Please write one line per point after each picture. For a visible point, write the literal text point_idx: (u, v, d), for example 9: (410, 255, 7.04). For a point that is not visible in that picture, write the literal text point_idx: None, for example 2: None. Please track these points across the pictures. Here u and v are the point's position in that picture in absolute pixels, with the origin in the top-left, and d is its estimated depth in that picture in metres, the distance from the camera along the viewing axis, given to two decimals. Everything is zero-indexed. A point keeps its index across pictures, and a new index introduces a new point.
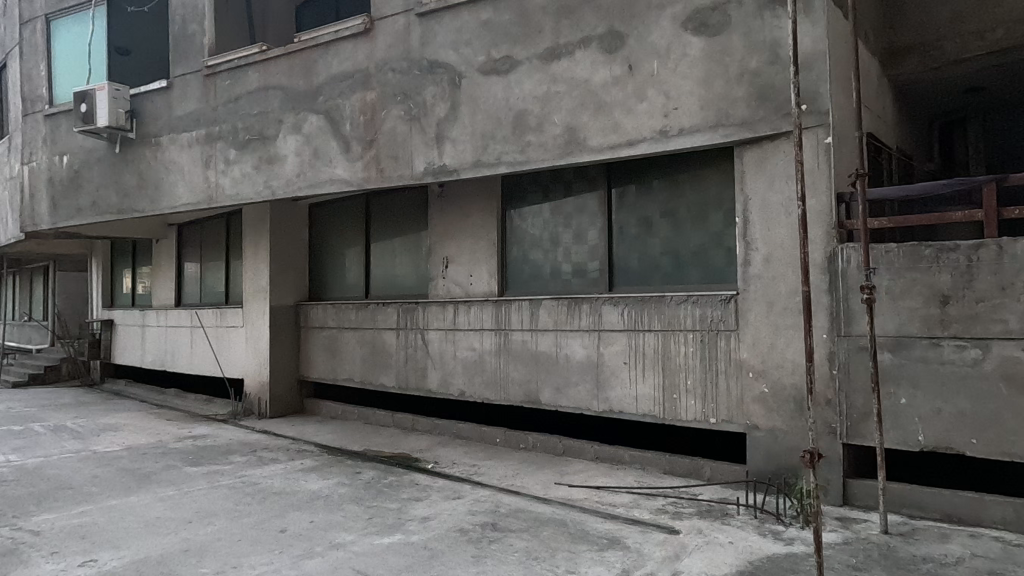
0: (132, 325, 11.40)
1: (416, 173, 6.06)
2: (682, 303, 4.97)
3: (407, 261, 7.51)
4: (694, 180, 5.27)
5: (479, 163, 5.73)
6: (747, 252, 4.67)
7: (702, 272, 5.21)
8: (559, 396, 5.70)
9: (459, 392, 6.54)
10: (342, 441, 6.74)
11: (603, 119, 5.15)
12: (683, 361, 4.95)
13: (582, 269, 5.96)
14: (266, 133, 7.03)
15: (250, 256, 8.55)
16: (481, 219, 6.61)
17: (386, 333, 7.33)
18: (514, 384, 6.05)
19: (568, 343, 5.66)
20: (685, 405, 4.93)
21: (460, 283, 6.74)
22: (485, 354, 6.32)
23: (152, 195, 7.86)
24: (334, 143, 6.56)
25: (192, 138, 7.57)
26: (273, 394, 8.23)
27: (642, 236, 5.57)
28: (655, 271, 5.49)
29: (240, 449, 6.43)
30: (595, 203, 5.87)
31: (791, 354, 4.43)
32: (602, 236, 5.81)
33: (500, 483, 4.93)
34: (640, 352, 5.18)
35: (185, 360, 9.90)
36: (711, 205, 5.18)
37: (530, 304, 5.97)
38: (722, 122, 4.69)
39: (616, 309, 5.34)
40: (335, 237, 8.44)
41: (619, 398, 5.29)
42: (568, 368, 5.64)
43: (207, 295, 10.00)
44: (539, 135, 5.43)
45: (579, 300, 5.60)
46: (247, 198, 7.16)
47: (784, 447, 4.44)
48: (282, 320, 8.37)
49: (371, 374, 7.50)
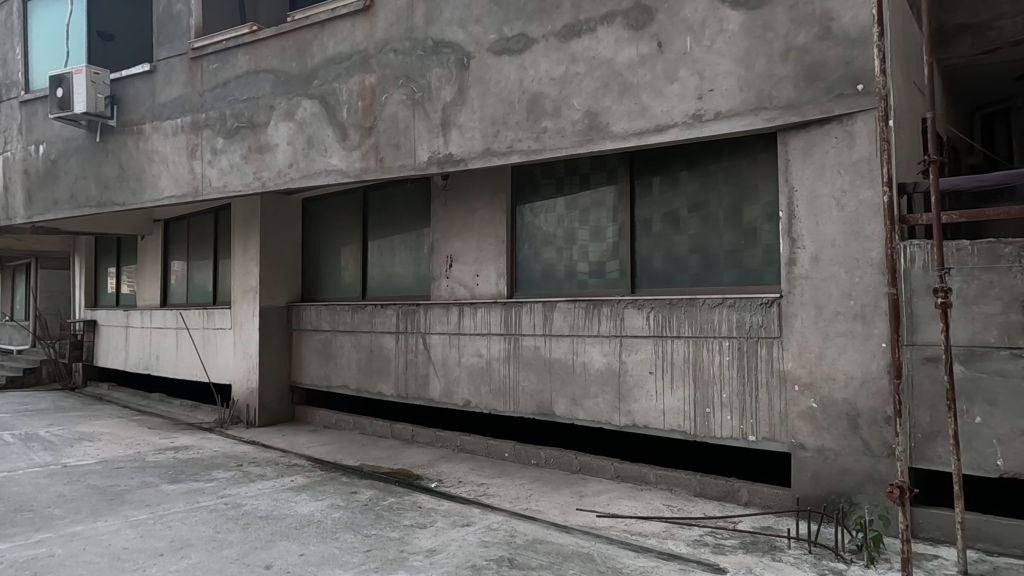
0: (115, 326, 10.83)
1: (420, 163, 5.55)
2: (716, 307, 4.47)
3: (407, 260, 7.00)
4: (728, 171, 4.78)
5: (490, 152, 5.22)
6: (792, 251, 4.18)
7: (736, 273, 4.73)
8: (575, 408, 5.19)
9: (464, 402, 6.03)
10: (336, 454, 6.21)
11: (628, 102, 4.65)
12: (718, 372, 4.45)
13: (600, 269, 5.47)
14: (256, 120, 6.50)
15: (239, 253, 8.02)
16: (489, 214, 6.10)
17: (385, 337, 6.81)
18: (525, 395, 5.54)
19: (585, 350, 5.15)
20: (720, 420, 4.43)
21: (465, 283, 6.23)
22: (493, 361, 5.80)
23: (133, 187, 7.32)
24: (330, 131, 6.04)
25: (176, 126, 7.04)
26: (262, 401, 7.69)
27: (669, 233, 5.08)
28: (682, 271, 5.01)
29: (224, 464, 5.89)
30: (616, 197, 5.38)
31: (844, 365, 3.93)
32: (623, 232, 5.32)
33: (513, 507, 4.41)
34: (667, 361, 4.68)
35: (170, 364, 9.34)
36: (747, 198, 4.69)
37: (543, 306, 5.46)
38: (764, 105, 4.20)
39: (640, 312, 4.84)
40: (331, 234, 7.94)
41: (644, 411, 4.79)
42: (586, 378, 5.13)
43: (194, 295, 9.46)
44: (556, 120, 4.93)
45: (598, 303, 5.10)
46: (236, 191, 6.63)
47: (835, 470, 3.94)
48: (273, 322, 7.84)
49: (368, 381, 6.99)
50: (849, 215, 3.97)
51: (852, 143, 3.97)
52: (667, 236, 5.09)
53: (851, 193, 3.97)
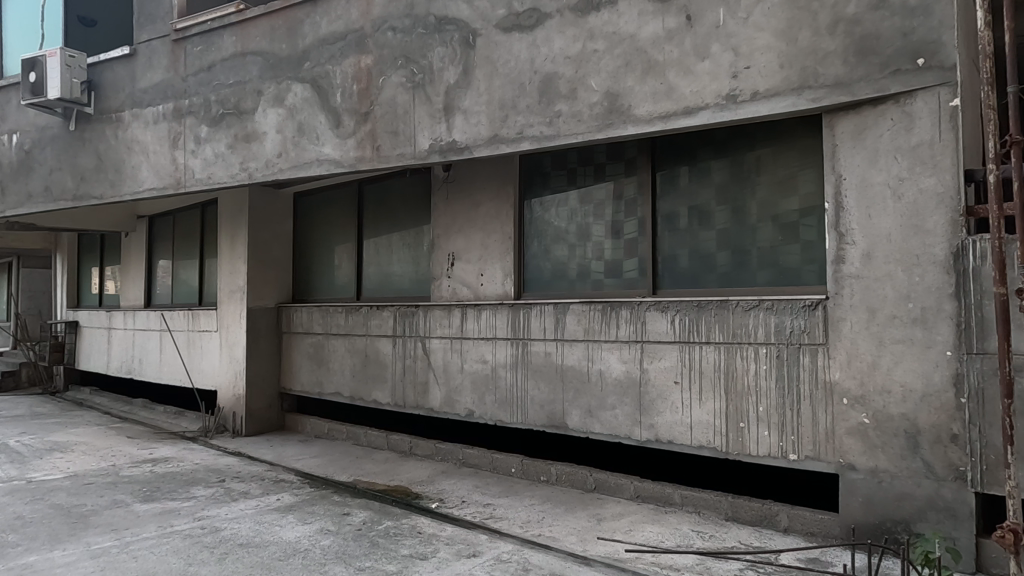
0: (97, 327, 10.32)
1: (421, 151, 5.08)
2: (752, 310, 4.01)
3: (405, 259, 6.52)
4: (763, 160, 4.34)
5: (497, 139, 4.75)
6: (840, 246, 3.73)
7: (772, 273, 4.28)
8: (591, 420, 4.72)
9: (467, 412, 5.55)
10: (328, 468, 5.73)
11: (652, 82, 4.19)
12: (753, 383, 3.99)
13: (617, 268, 5.01)
14: (243, 107, 6.03)
15: (227, 251, 7.54)
16: (494, 208, 5.64)
17: (381, 341, 6.33)
18: (534, 405, 5.07)
19: (602, 356, 4.68)
20: (756, 436, 3.97)
21: (468, 283, 5.75)
22: (498, 368, 5.33)
23: (111, 179, 6.83)
24: (322, 117, 5.57)
25: (157, 113, 6.55)
26: (250, 409, 7.19)
27: (695, 229, 4.63)
28: (710, 270, 4.56)
29: (206, 479, 5.40)
30: (635, 189, 4.92)
31: (901, 376, 3.47)
32: (643, 228, 4.86)
33: (523, 533, 3.94)
34: (696, 370, 4.22)
35: (154, 368, 8.84)
36: (785, 190, 4.24)
37: (555, 308, 4.99)
38: (809, 83, 3.74)
39: (664, 316, 4.38)
40: (324, 231, 7.47)
41: (669, 425, 4.32)
42: (603, 388, 4.66)
43: (179, 296, 8.96)
44: (572, 103, 4.47)
45: (616, 304, 4.63)
46: (221, 183, 6.15)
47: (890, 495, 3.48)
48: (261, 324, 7.36)
49: (362, 389, 6.50)
50: (908, 206, 3.51)
51: (910, 125, 3.51)
52: (692, 232, 4.65)
53: (909, 182, 3.51)
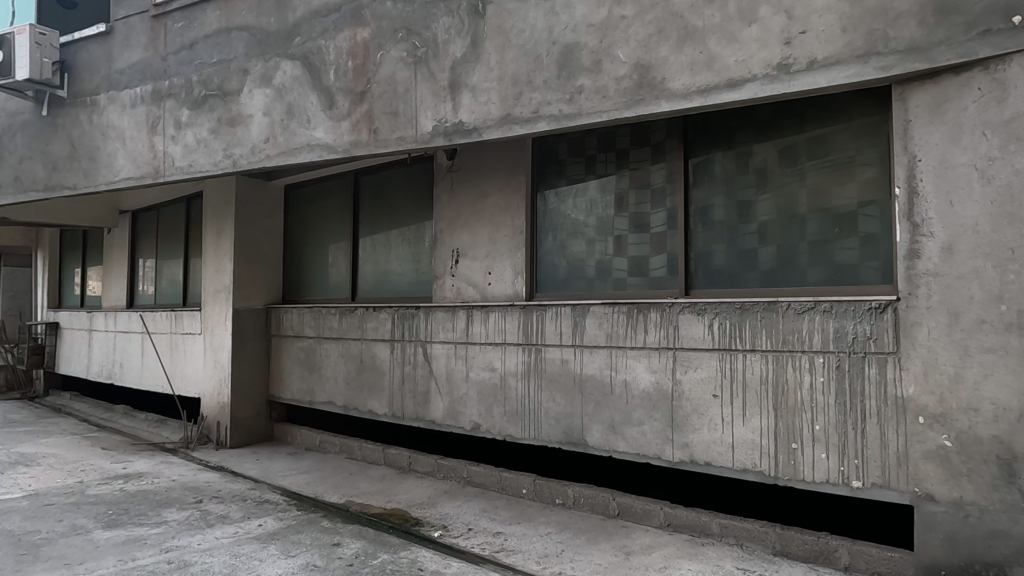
0: (78, 329, 9.76)
1: (423, 134, 4.54)
2: (806, 314, 3.48)
3: (405, 256, 5.98)
4: (814, 142, 3.81)
5: (509, 119, 4.22)
6: (914, 239, 3.18)
7: (825, 271, 3.74)
8: (615, 437, 4.17)
9: (472, 426, 5.00)
10: (317, 486, 5.17)
11: (690, 51, 3.65)
12: (808, 397, 3.45)
13: (643, 266, 4.47)
14: (227, 87, 5.48)
15: (212, 248, 7.00)
16: (503, 200, 5.11)
17: (377, 346, 5.78)
18: (549, 418, 4.52)
19: (627, 365, 4.14)
20: (812, 459, 3.42)
21: (474, 282, 5.22)
22: (508, 376, 4.78)
23: (85, 168, 6.28)
24: (314, 97, 5.03)
25: (134, 96, 6.00)
26: (235, 418, 6.64)
27: (733, 222, 4.11)
28: (751, 268, 4.03)
29: (181, 499, 4.84)
30: (664, 177, 4.38)
31: (992, 391, 2.89)
32: (673, 220, 4.33)
33: (541, 571, 3.39)
34: (739, 382, 3.68)
35: (135, 373, 8.28)
36: (840, 176, 3.71)
37: (572, 310, 4.44)
38: (877, 48, 3.20)
39: (700, 320, 3.84)
40: (318, 227, 6.93)
41: (706, 445, 3.77)
42: (628, 401, 4.12)
43: (163, 297, 8.40)
44: (596, 77, 3.93)
45: (644, 306, 4.09)
46: (203, 171, 5.60)
47: (979, 532, 2.90)
48: (248, 326, 6.81)
49: (357, 397, 5.95)
50: (999, 190, 2.95)
51: (1002, 95, 2.96)
52: (730, 225, 4.12)
53: (1001, 161, 2.96)
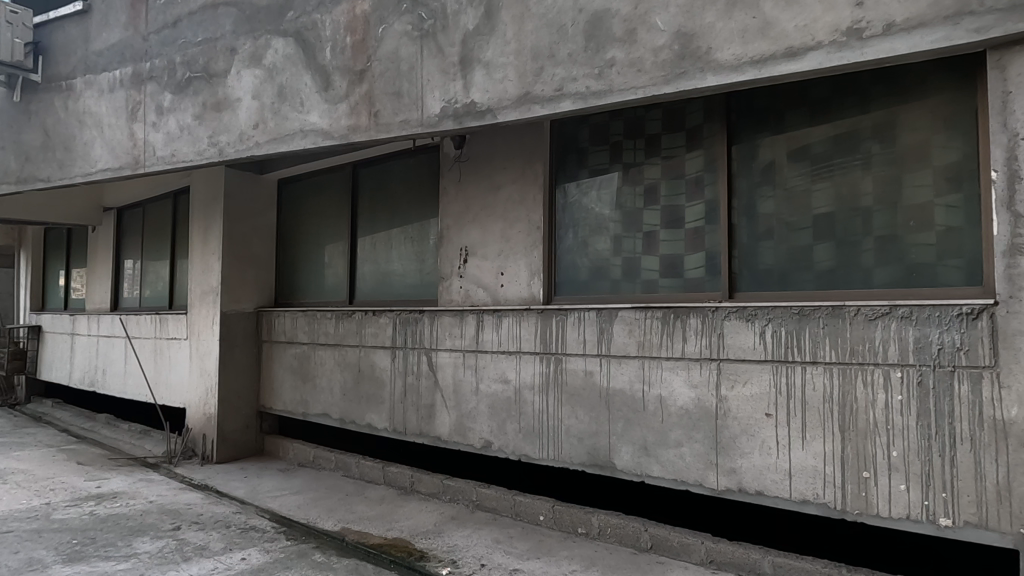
0: (60, 333, 9.24)
1: (430, 116, 4.04)
2: (879, 320, 2.97)
3: (408, 254, 5.48)
4: (881, 123, 3.31)
5: (528, 97, 3.72)
6: (1017, 231, 2.67)
7: (895, 270, 3.24)
8: (648, 460, 3.67)
9: (482, 444, 4.49)
10: (310, 510, 4.65)
11: (741, 16, 3.15)
12: (882, 418, 2.94)
13: (677, 266, 3.97)
14: (213, 68, 4.98)
15: (199, 246, 6.50)
16: (518, 192, 4.62)
17: (377, 354, 5.27)
18: (570, 437, 4.01)
19: (662, 378, 3.63)
20: (887, 490, 2.92)
21: (485, 284, 4.72)
22: (524, 389, 4.27)
23: (60, 158, 5.78)
24: (308, 78, 4.54)
25: (112, 80, 5.50)
26: (222, 431, 6.13)
27: (783, 216, 3.62)
28: (805, 268, 3.53)
29: (157, 525, 4.32)
30: (702, 165, 3.89)
31: None
32: (713, 213, 3.83)
33: None
34: (797, 399, 3.18)
35: (118, 380, 7.76)
36: (913, 161, 3.21)
37: (597, 315, 3.93)
38: (971, 7, 2.69)
39: (749, 327, 3.34)
40: (313, 224, 6.43)
41: (757, 472, 3.27)
42: (663, 419, 3.61)
43: (148, 299, 7.89)
44: (629, 49, 3.43)
45: (682, 311, 3.58)
46: (186, 161, 5.10)
47: None
48: (237, 331, 6.31)
49: (354, 410, 5.44)
50: None
51: None
52: (779, 218, 3.63)
53: None
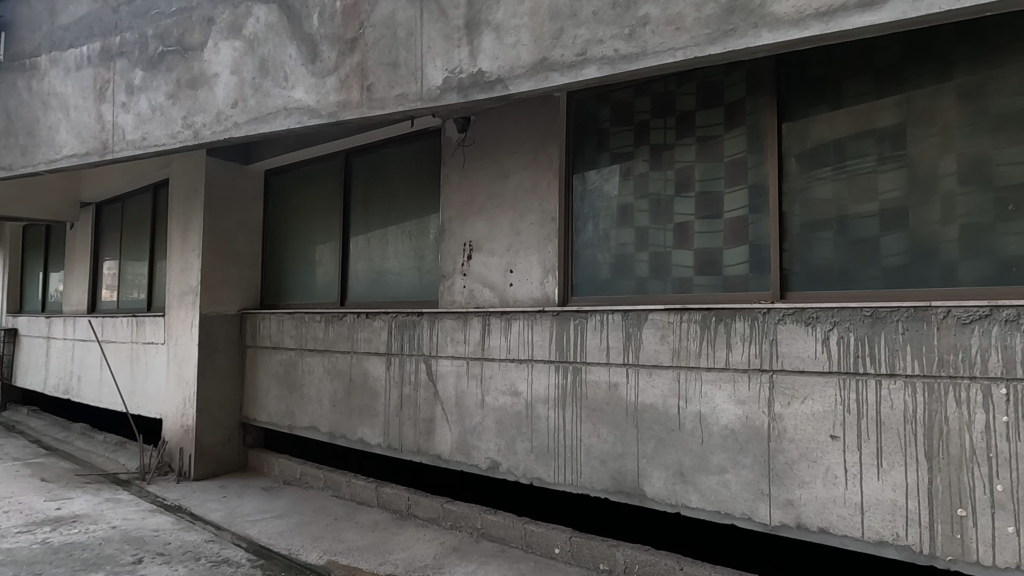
0: (36, 336, 8.69)
1: (430, 89, 3.52)
2: (976, 325, 2.43)
3: (405, 250, 4.95)
4: (966, 90, 2.79)
5: (545, 64, 3.20)
6: None
7: (985, 265, 2.71)
8: (684, 488, 3.14)
9: (489, 465, 3.96)
10: (293, 537, 4.11)
11: None
12: (983, 445, 2.41)
13: (714, 262, 3.45)
14: (188, 41, 4.45)
15: (178, 242, 5.97)
16: (529, 179, 4.10)
17: (370, 361, 4.74)
18: (591, 459, 3.48)
19: (702, 393, 3.10)
20: (989, 533, 2.38)
21: (491, 283, 4.20)
22: (536, 404, 3.74)
23: (23, 144, 5.26)
24: (293, 49, 4.01)
25: (79, 57, 4.98)
26: (200, 444, 5.59)
27: (843, 202, 3.09)
28: (870, 263, 3.00)
29: (117, 556, 3.78)
30: (745, 146, 3.37)
31: None
32: (759, 200, 3.31)
33: None
34: (870, 419, 2.64)
35: (93, 387, 7.22)
36: (1008, 134, 2.68)
37: (623, 318, 3.40)
38: None
39: (810, 332, 2.81)
40: (302, 219, 5.90)
41: (820, 505, 2.75)
42: (703, 441, 3.08)
43: (127, 301, 7.35)
44: (666, 3, 2.90)
45: (725, 314, 3.04)
46: (158, 145, 4.57)
47: None
48: (218, 335, 5.77)
49: (345, 422, 4.91)
50: None
51: None
52: (839, 205, 3.10)
53: None
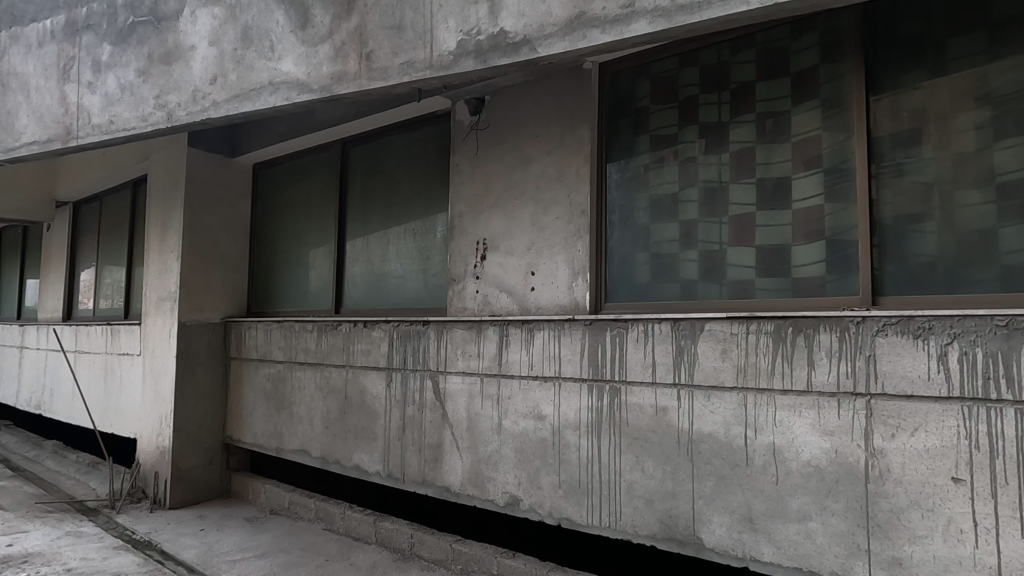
0: (9, 346, 8.09)
1: (441, 56, 2.95)
2: None
3: (408, 251, 4.39)
4: None
5: (583, 20, 2.62)
6: None
7: None
8: (754, 538, 2.56)
9: (507, 501, 3.37)
10: None
11: None
12: None
13: (781, 262, 2.88)
14: (161, 10, 3.88)
15: (157, 242, 5.40)
16: (553, 165, 3.52)
17: (368, 376, 4.16)
18: (633, 498, 2.90)
19: (776, 421, 2.51)
20: None
21: (508, 286, 3.63)
22: (564, 430, 3.16)
23: None
24: (280, 14, 3.44)
25: (43, 33, 4.43)
26: (177, 469, 4.99)
27: (948, 186, 2.52)
28: (985, 261, 2.41)
29: None
30: (818, 122, 2.81)
31: None
32: (838, 187, 2.74)
33: None
34: (1009, 460, 2.06)
35: (65, 402, 6.61)
36: None
37: (672, 329, 2.82)
38: None
39: (921, 347, 2.22)
40: (293, 217, 5.33)
41: (939, 568, 2.16)
42: (778, 481, 2.50)
43: (104, 308, 6.77)
44: None
45: (806, 325, 2.47)
46: (127, 129, 4.00)
47: None
48: (199, 347, 5.18)
49: (339, 446, 4.32)
50: None
51: None
52: (942, 190, 2.53)
53: None
